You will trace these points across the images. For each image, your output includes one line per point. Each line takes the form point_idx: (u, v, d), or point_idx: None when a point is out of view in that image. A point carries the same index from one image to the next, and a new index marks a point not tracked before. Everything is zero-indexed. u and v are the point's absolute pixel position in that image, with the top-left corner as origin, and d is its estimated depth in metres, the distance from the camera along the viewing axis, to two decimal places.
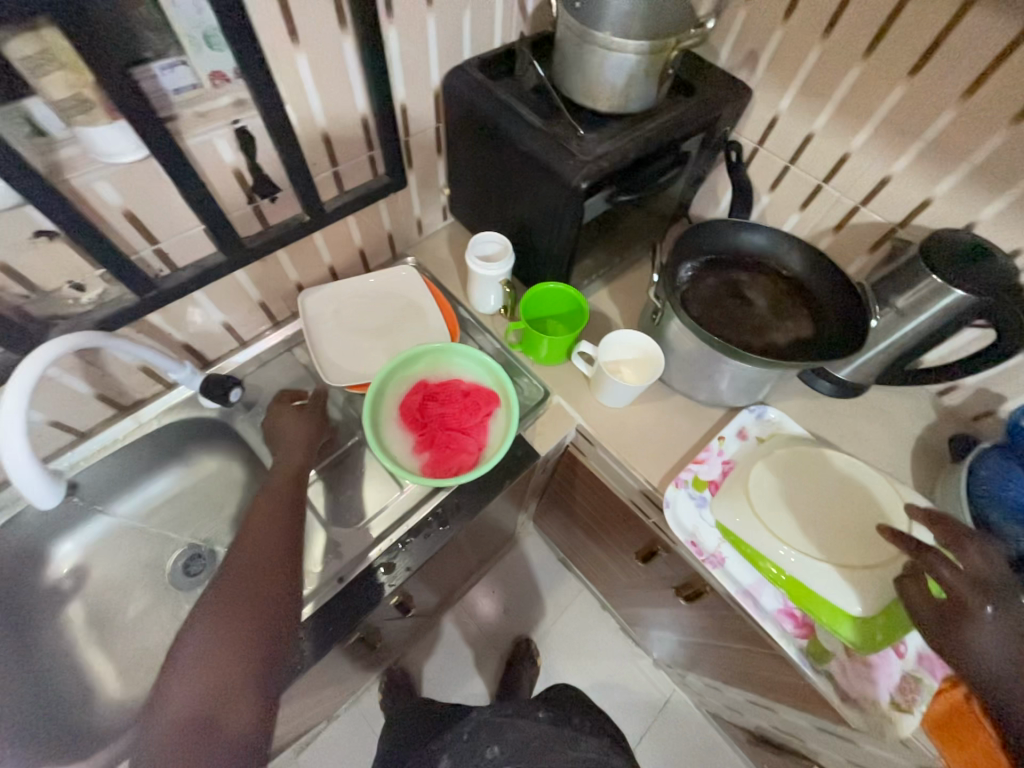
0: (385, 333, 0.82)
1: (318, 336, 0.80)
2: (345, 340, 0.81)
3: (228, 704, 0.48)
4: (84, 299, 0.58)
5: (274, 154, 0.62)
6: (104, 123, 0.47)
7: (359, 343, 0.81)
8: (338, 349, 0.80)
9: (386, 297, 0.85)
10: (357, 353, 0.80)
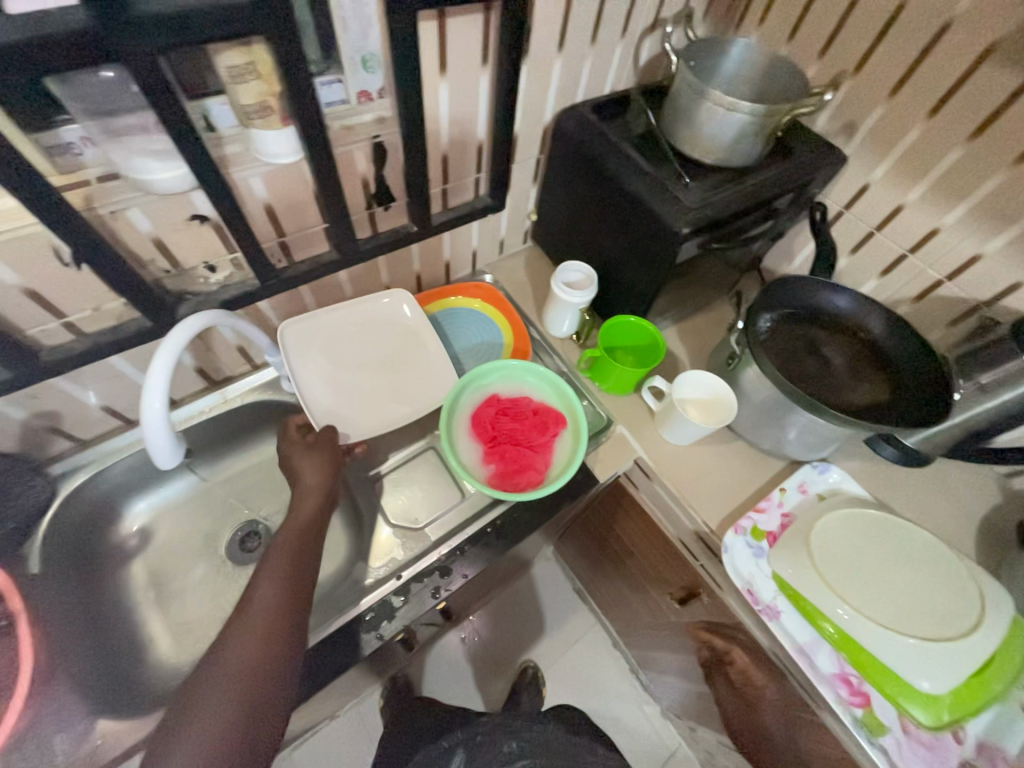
0: (382, 366, 0.79)
1: (305, 377, 0.75)
2: (335, 380, 0.77)
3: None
4: (213, 278, 0.63)
5: (398, 169, 0.67)
6: (275, 127, 0.52)
7: (354, 380, 0.78)
8: (329, 389, 0.76)
9: (378, 325, 0.80)
10: (352, 392, 0.77)
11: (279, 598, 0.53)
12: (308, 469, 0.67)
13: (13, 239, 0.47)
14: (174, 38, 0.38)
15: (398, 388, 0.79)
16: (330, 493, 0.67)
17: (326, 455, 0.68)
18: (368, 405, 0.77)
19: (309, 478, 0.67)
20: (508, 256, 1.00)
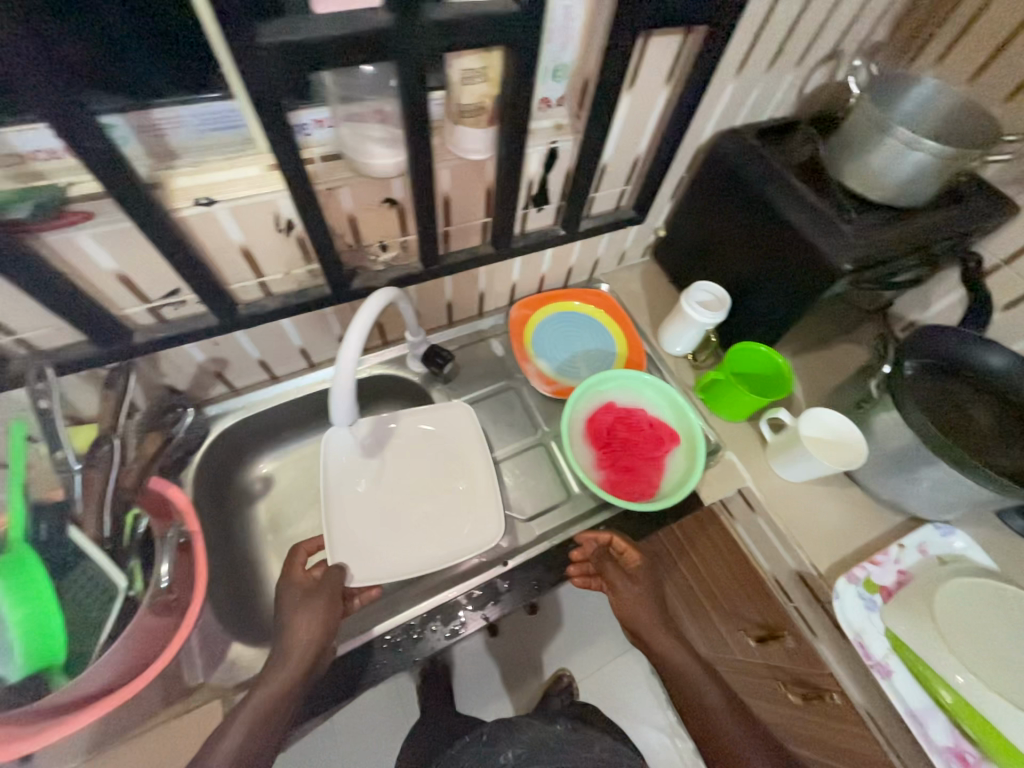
0: (416, 517, 0.75)
1: (337, 512, 0.72)
2: (368, 513, 0.74)
3: None
4: (382, 259, 0.67)
5: (562, 175, 0.70)
6: (479, 126, 0.55)
7: (380, 531, 0.73)
8: (360, 523, 0.72)
9: (426, 462, 0.79)
10: (383, 532, 0.73)
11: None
12: (304, 615, 0.58)
13: (249, 203, 0.52)
14: (443, 43, 0.42)
15: (436, 527, 0.74)
16: (315, 654, 0.56)
17: (326, 602, 0.59)
18: (404, 540, 0.73)
19: (296, 632, 0.57)
20: (625, 268, 1.01)
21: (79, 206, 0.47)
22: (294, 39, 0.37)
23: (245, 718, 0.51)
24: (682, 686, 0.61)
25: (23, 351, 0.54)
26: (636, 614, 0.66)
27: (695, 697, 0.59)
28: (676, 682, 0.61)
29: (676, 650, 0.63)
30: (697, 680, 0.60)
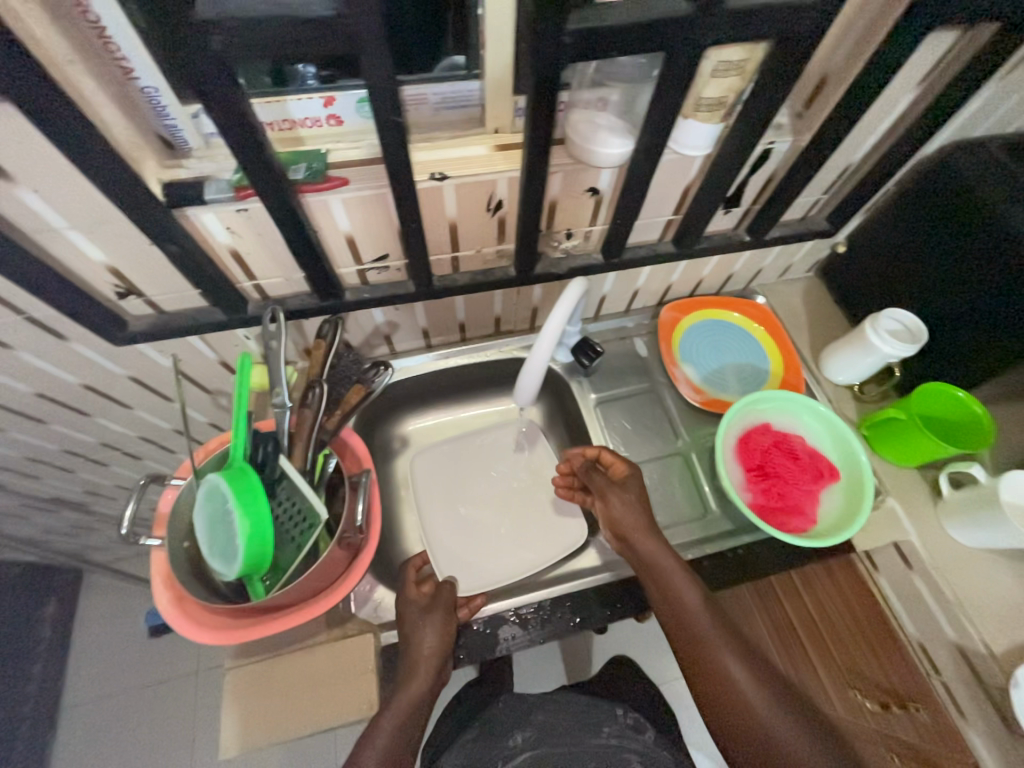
0: (503, 525, 0.79)
1: (432, 526, 0.78)
2: (460, 525, 0.78)
3: None
4: (564, 246, 0.68)
5: (763, 178, 0.65)
6: (709, 121, 0.53)
7: (469, 540, 0.77)
8: (455, 535, 0.77)
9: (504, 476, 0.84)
10: (478, 542, 0.77)
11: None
12: (427, 629, 0.60)
13: (474, 182, 0.55)
14: (728, 34, 0.40)
15: (525, 533, 0.78)
16: (440, 664, 0.58)
17: (446, 618, 0.61)
18: (496, 549, 0.77)
19: (420, 643, 0.59)
20: (786, 281, 0.94)
21: (338, 173, 0.52)
22: (595, 26, 0.37)
23: (386, 721, 0.54)
24: (665, 591, 0.60)
25: (257, 297, 0.63)
26: (632, 536, 0.63)
27: (682, 614, 0.58)
28: (671, 603, 0.59)
29: (666, 562, 0.61)
30: (685, 598, 0.58)
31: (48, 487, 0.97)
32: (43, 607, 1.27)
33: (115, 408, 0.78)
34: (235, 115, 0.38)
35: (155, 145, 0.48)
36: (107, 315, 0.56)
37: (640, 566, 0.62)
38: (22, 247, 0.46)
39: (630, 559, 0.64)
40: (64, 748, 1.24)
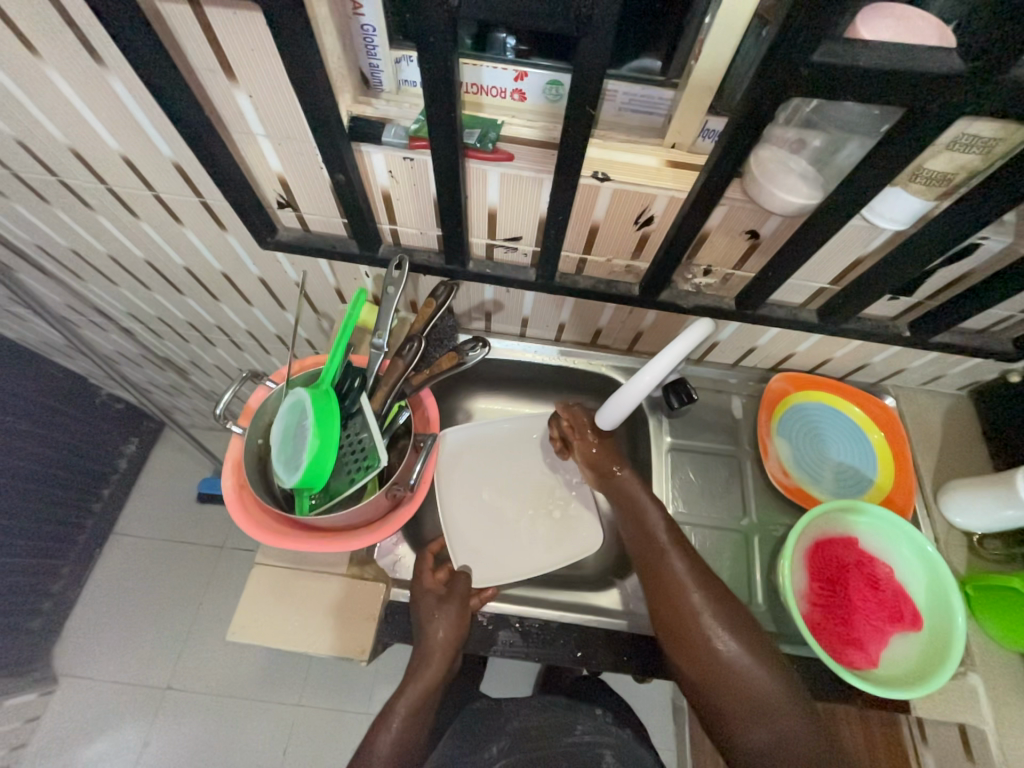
0: (520, 524, 0.76)
1: (453, 515, 0.75)
2: (482, 521, 0.75)
3: None
4: (697, 282, 0.64)
5: (954, 274, 0.57)
6: (920, 196, 0.46)
7: (490, 537, 0.74)
8: (475, 529, 0.74)
9: (524, 472, 0.79)
10: (497, 539, 0.74)
11: (405, 731, 0.62)
12: (440, 623, 0.62)
13: (634, 192, 0.52)
14: (997, 106, 0.35)
15: (542, 533, 0.76)
16: (450, 656, 0.63)
17: (459, 613, 0.63)
18: (514, 545, 0.74)
19: (433, 638, 0.62)
20: (929, 391, 0.81)
21: (506, 147, 0.52)
22: (844, 62, 0.34)
23: (402, 701, 0.63)
24: (655, 560, 0.63)
25: (390, 242, 0.66)
26: (639, 509, 0.67)
27: (674, 589, 0.60)
28: (660, 576, 0.62)
29: (662, 535, 0.64)
30: (676, 572, 0.61)
31: (166, 347, 1.11)
32: (128, 444, 1.47)
33: (238, 301, 0.87)
34: (443, 72, 0.39)
35: (355, 79, 0.51)
36: (264, 219, 0.62)
37: (636, 533, 0.66)
38: (223, 140, 0.51)
39: (626, 524, 0.67)
40: (106, 563, 1.44)
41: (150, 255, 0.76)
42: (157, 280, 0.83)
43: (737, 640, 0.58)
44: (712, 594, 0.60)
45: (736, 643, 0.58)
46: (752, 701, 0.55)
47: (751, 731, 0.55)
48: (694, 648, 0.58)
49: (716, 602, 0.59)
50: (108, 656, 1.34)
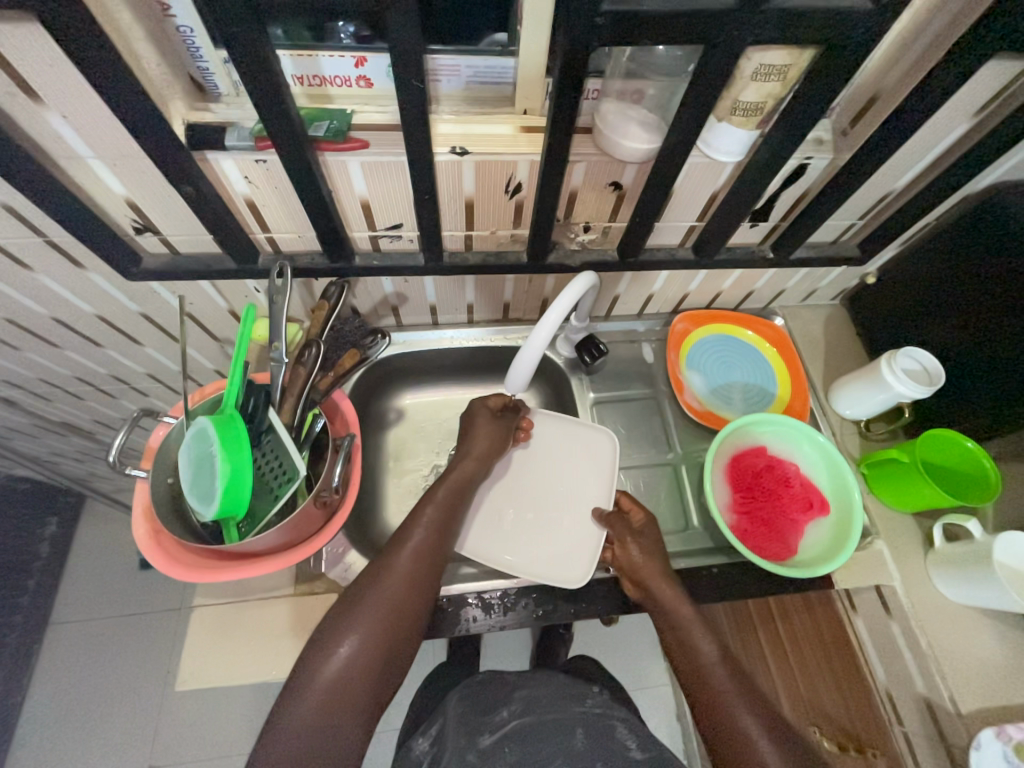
0: (531, 519, 0.74)
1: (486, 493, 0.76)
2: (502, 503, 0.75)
3: (411, 582, 0.57)
4: (581, 239, 0.67)
5: (795, 195, 0.63)
6: (742, 125, 0.51)
7: (503, 519, 0.74)
8: (500, 512, 0.74)
9: (557, 471, 0.77)
10: (504, 527, 0.73)
11: (441, 516, 0.63)
12: (482, 431, 0.71)
13: (495, 161, 0.54)
14: (772, 33, 0.39)
15: (539, 540, 0.72)
16: (491, 461, 0.70)
17: (506, 427, 0.72)
18: (512, 537, 0.73)
19: (478, 439, 0.70)
20: (809, 306, 0.90)
21: (360, 135, 0.52)
22: (631, 9, 0.36)
23: (435, 497, 0.65)
24: (709, 698, 0.56)
25: (270, 250, 0.64)
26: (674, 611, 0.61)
27: (735, 730, 0.53)
28: (717, 716, 0.55)
29: (712, 660, 0.58)
30: (737, 717, 0.54)
31: (61, 410, 1.02)
32: (46, 526, 1.34)
33: (127, 343, 0.81)
34: (261, 64, 0.38)
35: (186, 86, 0.49)
36: (124, 249, 0.58)
37: (685, 663, 0.59)
38: (49, 170, 0.47)
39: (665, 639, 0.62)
40: (48, 659, 1.31)
41: (7, 310, 0.69)
42: (25, 337, 0.75)
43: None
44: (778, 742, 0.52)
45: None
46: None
47: None
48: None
49: (789, 759, 0.51)
50: (72, 755, 1.23)
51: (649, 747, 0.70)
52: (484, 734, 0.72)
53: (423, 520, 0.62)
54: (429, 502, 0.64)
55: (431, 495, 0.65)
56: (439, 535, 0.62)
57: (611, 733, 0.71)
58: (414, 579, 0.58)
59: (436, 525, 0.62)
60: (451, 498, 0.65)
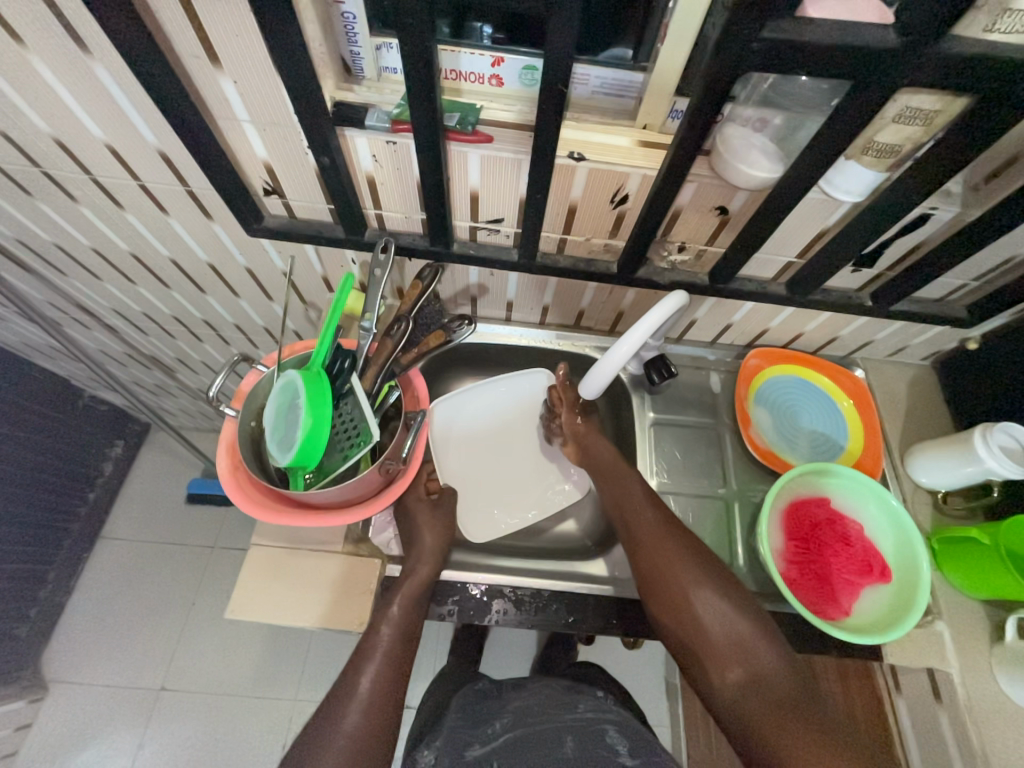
0: (512, 475, 0.83)
1: (465, 494, 0.80)
2: (487, 491, 0.81)
3: (403, 635, 0.60)
4: (672, 259, 0.67)
5: (908, 245, 0.61)
6: (870, 165, 0.50)
7: (491, 497, 0.81)
8: (487, 501, 0.81)
9: (509, 427, 0.85)
10: (498, 503, 0.81)
11: (423, 572, 0.63)
12: (429, 527, 0.67)
13: (609, 171, 0.55)
14: (933, 76, 0.38)
15: (528, 486, 0.83)
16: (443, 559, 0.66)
17: (448, 521, 0.69)
18: (505, 501, 0.81)
19: (424, 535, 0.67)
20: (895, 362, 0.86)
21: (485, 130, 0.54)
22: (789, 39, 0.37)
23: (421, 552, 0.65)
24: (649, 555, 0.63)
25: (376, 226, 0.67)
26: (620, 475, 0.70)
27: (663, 561, 0.62)
28: (648, 556, 0.63)
29: (647, 512, 0.66)
30: (666, 552, 0.62)
31: (151, 344, 1.11)
32: (114, 447, 1.46)
33: (225, 292, 0.87)
34: (421, 52, 0.41)
35: (337, 66, 0.53)
36: (251, 206, 0.63)
37: (621, 509, 0.68)
38: (210, 127, 0.53)
39: (608, 492, 0.70)
40: (95, 569, 1.42)
41: (135, 247, 0.76)
42: (141, 273, 0.83)
43: (744, 619, 0.58)
44: (701, 572, 0.61)
45: (747, 624, 0.58)
46: (758, 683, 0.55)
47: (731, 685, 0.56)
48: (703, 656, 0.58)
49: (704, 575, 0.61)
50: (101, 661, 1.33)
51: (639, 752, 0.69)
52: (472, 747, 0.71)
53: (409, 578, 0.63)
54: (415, 558, 0.64)
55: (416, 553, 0.65)
56: (420, 591, 0.63)
57: (602, 737, 0.71)
58: (403, 630, 0.60)
59: (420, 580, 0.63)
60: (435, 559, 0.65)
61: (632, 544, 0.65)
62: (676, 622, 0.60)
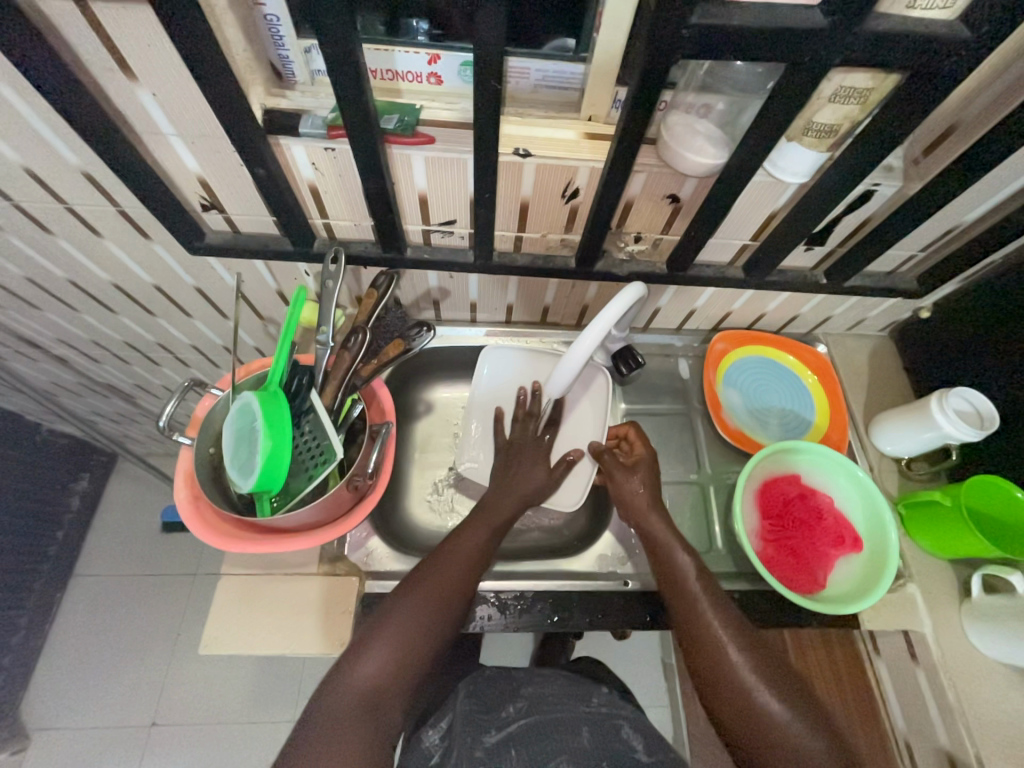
0: None
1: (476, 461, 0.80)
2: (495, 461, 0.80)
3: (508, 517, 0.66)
4: (630, 250, 0.66)
5: (856, 221, 0.62)
6: (811, 146, 0.50)
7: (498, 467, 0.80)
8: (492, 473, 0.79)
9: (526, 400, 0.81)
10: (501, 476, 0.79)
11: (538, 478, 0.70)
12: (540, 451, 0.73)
13: (555, 165, 0.54)
14: (862, 55, 0.39)
15: None
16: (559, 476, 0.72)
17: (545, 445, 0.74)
18: None
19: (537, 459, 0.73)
20: (855, 335, 0.87)
21: (426, 131, 0.52)
22: (718, 24, 0.36)
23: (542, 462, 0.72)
24: (691, 626, 0.57)
25: (325, 235, 0.65)
26: (655, 531, 0.63)
27: (707, 636, 0.56)
28: (692, 628, 0.57)
29: (690, 576, 0.59)
30: (709, 624, 0.56)
31: (106, 372, 1.06)
32: (79, 481, 1.39)
33: (176, 314, 0.84)
34: (346, 53, 0.39)
35: (266, 72, 0.51)
36: (190, 224, 0.60)
37: (659, 569, 0.62)
38: (134, 144, 0.50)
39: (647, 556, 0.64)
40: (69, 609, 1.36)
41: (73, 274, 0.72)
42: (84, 299, 0.79)
43: (802, 717, 0.51)
44: (754, 655, 0.54)
45: (801, 723, 0.51)
46: None
47: None
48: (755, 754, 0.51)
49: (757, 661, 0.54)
50: (84, 703, 1.28)
51: (640, 740, 0.70)
52: (489, 731, 0.71)
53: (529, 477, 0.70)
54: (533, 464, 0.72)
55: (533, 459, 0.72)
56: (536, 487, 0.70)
57: (618, 732, 0.71)
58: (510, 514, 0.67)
59: (539, 479, 0.70)
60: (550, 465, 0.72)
61: (674, 612, 0.59)
62: (723, 710, 0.53)
